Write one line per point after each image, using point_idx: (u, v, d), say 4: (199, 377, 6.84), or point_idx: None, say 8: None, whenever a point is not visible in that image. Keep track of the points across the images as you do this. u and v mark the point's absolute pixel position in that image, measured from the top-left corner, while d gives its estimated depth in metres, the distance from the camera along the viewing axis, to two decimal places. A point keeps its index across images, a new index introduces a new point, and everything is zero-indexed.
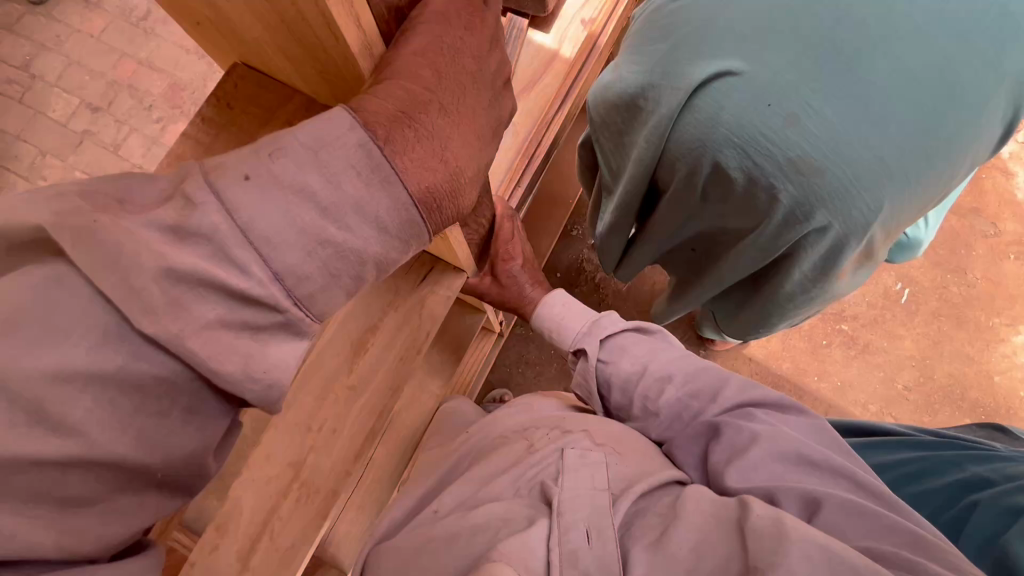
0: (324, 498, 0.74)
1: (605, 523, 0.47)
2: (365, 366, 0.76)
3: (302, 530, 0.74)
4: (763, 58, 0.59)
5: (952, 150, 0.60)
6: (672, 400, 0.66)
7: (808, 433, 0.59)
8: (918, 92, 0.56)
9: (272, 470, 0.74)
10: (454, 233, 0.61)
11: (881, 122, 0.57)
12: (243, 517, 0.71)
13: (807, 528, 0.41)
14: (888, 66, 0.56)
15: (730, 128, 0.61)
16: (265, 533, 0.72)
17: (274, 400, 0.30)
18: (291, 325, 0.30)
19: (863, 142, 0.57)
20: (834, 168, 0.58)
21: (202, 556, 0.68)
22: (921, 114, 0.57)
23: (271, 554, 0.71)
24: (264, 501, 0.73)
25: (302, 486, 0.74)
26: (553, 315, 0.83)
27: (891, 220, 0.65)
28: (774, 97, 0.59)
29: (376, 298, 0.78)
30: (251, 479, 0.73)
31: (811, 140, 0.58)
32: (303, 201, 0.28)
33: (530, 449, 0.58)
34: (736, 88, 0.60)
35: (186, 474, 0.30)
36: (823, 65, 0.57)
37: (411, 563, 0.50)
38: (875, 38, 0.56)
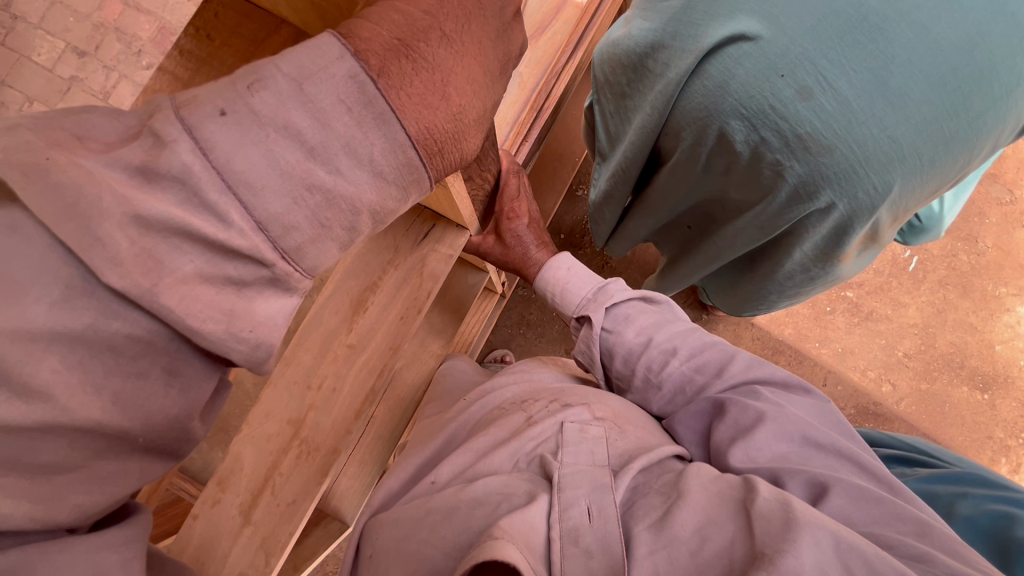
0: (324, 456, 0.72)
1: (606, 501, 0.46)
2: (365, 325, 0.74)
3: (303, 486, 0.72)
4: (781, 22, 0.54)
5: (971, 135, 0.56)
6: (675, 374, 0.64)
7: (812, 412, 0.58)
8: (940, 68, 0.51)
9: (271, 428, 0.73)
10: (456, 188, 0.57)
11: (898, 100, 0.52)
12: (245, 473, 0.72)
13: (816, 517, 0.40)
14: (912, 39, 0.51)
15: (739, 98, 0.57)
16: (267, 490, 0.71)
17: (263, 361, 0.28)
18: (278, 281, 0.27)
19: (876, 120, 0.53)
20: (843, 149, 0.54)
21: (206, 509, 0.71)
22: (943, 93, 0.52)
23: (273, 509, 0.71)
24: (264, 457, 0.72)
25: (302, 443, 0.72)
26: (558, 280, 0.80)
27: (897, 204, 0.61)
28: (788, 67, 0.54)
29: (376, 255, 0.75)
30: (251, 435, 0.73)
31: (821, 116, 0.54)
32: (288, 140, 0.25)
33: (531, 420, 0.57)
34: (748, 54, 0.55)
35: (173, 439, 0.28)
36: (844, 32, 0.52)
37: (411, 527, 0.49)
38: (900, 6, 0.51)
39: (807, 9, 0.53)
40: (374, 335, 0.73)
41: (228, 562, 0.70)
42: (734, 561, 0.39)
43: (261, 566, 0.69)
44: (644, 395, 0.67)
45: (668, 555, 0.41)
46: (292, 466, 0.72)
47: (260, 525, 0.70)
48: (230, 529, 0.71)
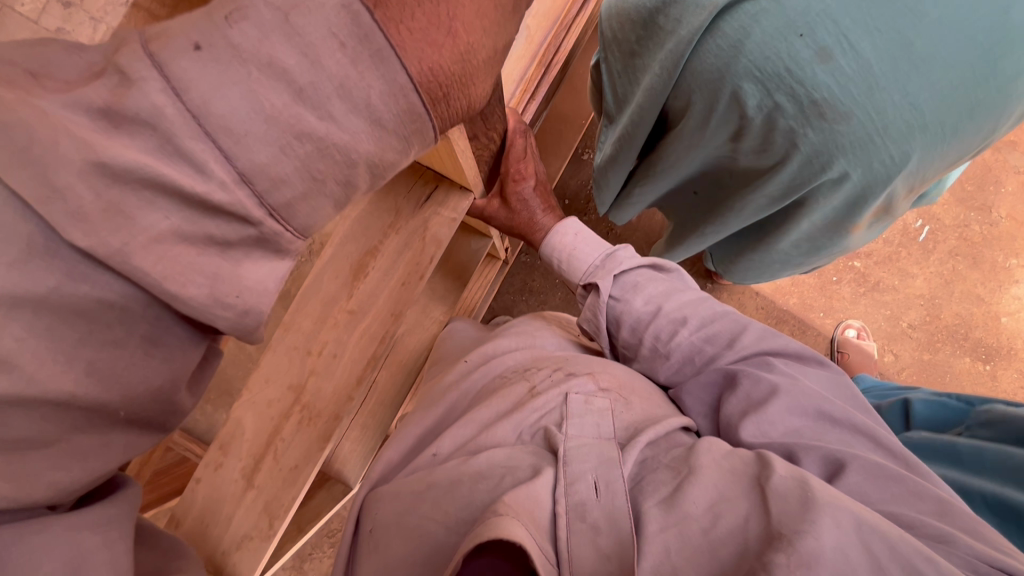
0: (325, 423, 0.70)
1: (614, 475, 0.45)
2: (365, 291, 0.71)
3: (304, 451, 0.71)
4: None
5: (1001, 100, 0.51)
6: (684, 344, 0.62)
7: (826, 385, 0.56)
8: (974, 28, 0.46)
9: (271, 393, 0.71)
10: (459, 147, 0.54)
11: (924, 63, 0.48)
12: (246, 438, 0.71)
13: (833, 496, 0.39)
14: None
15: (754, 58, 0.52)
16: (269, 454, 0.71)
17: (255, 329, 0.25)
18: (267, 242, 0.24)
19: (898, 85, 0.49)
20: (859, 117, 0.51)
21: (209, 473, 0.71)
22: (975, 55, 0.47)
23: (276, 474, 0.70)
24: (265, 423, 0.71)
25: (304, 409, 0.71)
26: (565, 246, 0.77)
27: (914, 174, 0.58)
28: (809, 25, 0.49)
29: (377, 218, 0.72)
30: (251, 401, 0.72)
31: (840, 81, 0.50)
32: (273, 80, 0.22)
33: (534, 391, 0.56)
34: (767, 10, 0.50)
35: (157, 412, 0.26)
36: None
37: (412, 501, 0.47)
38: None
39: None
40: (375, 300, 0.71)
41: (232, 524, 0.70)
42: (749, 541, 0.38)
43: (265, 529, 0.69)
44: (651, 365, 0.65)
45: (680, 532, 0.40)
46: (293, 431, 0.71)
47: (263, 489, 0.70)
48: (234, 492, 0.70)
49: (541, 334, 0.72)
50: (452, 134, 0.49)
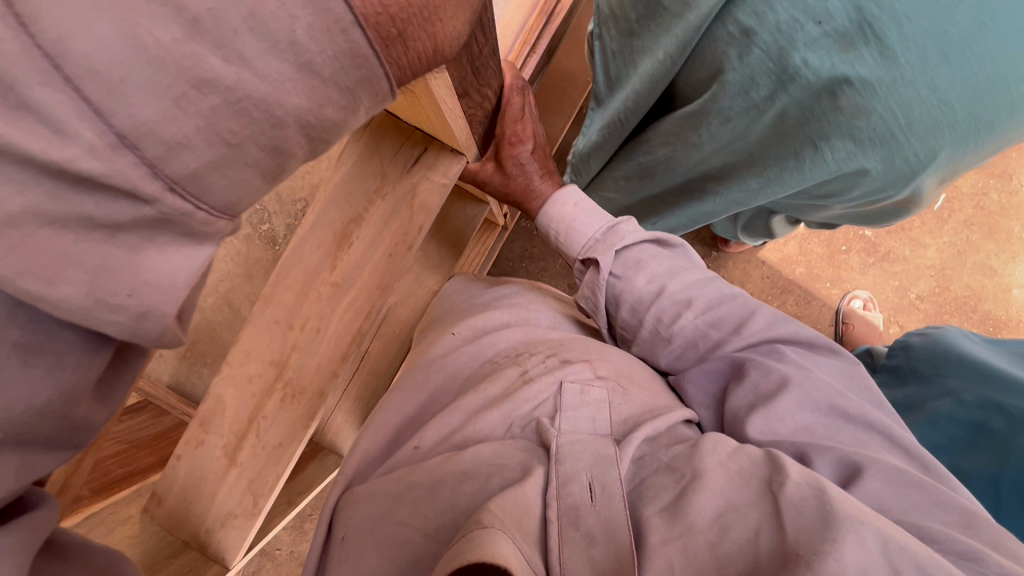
0: (310, 401, 0.64)
1: (610, 476, 0.41)
2: (350, 261, 0.64)
3: (288, 430, 0.64)
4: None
5: None
6: (688, 328, 0.57)
7: (839, 377, 0.52)
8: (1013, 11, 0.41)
9: (254, 368, 0.65)
10: (447, 106, 0.48)
11: (957, 55, 0.42)
12: (226, 415, 0.65)
13: (859, 513, 0.34)
14: None
15: (767, 48, 0.46)
16: (251, 432, 0.65)
17: (158, 335, 0.21)
18: (172, 222, 0.19)
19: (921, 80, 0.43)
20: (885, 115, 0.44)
21: (188, 449, 0.66)
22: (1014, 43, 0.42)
23: (258, 452, 0.64)
24: (246, 401, 0.65)
25: (285, 387, 0.64)
26: (567, 214, 0.71)
27: (939, 174, 0.52)
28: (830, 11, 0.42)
29: (361, 182, 0.65)
30: (231, 376, 0.65)
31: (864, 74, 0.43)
32: (157, 5, 0.16)
33: (526, 377, 0.52)
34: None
35: (53, 424, 0.22)
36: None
37: (389, 504, 0.44)
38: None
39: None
40: (361, 272, 0.64)
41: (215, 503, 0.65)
42: (759, 557, 0.34)
43: (248, 508, 0.63)
44: (651, 349, 0.60)
45: (684, 546, 0.36)
46: (276, 408, 0.64)
47: (245, 467, 0.64)
48: (215, 471, 0.65)
49: (536, 308, 0.67)
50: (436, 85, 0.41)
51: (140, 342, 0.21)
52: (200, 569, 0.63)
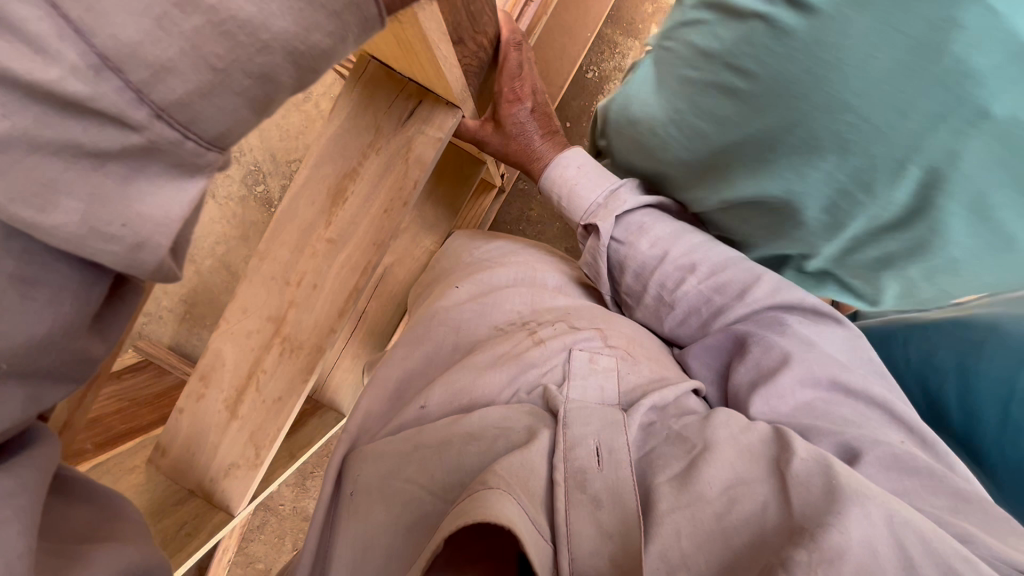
0: (308, 355, 0.62)
1: (618, 441, 0.41)
2: (346, 217, 0.62)
3: (289, 382, 0.62)
4: (844, 151, 0.40)
5: None
6: (691, 293, 0.56)
7: (845, 350, 0.50)
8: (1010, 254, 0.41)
9: (251, 324, 0.63)
10: (443, 54, 0.47)
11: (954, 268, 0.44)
12: (226, 369, 0.63)
13: (856, 487, 0.33)
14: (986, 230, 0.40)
15: (768, 231, 0.51)
16: (252, 385, 0.63)
17: (154, 269, 0.21)
18: (160, 151, 0.19)
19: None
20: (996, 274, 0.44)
21: (190, 404, 0.64)
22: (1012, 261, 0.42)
23: (259, 406, 0.62)
24: (245, 355, 0.63)
25: (284, 341, 0.62)
26: (568, 180, 0.66)
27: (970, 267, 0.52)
28: (938, 226, 0.40)
29: (354, 135, 0.63)
30: (230, 331, 0.64)
31: (976, 259, 0.42)
32: None
33: (536, 340, 0.52)
34: (872, 197, 0.41)
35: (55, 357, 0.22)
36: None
37: (396, 462, 0.44)
38: (1003, 146, 0.35)
39: (851, 138, 0.39)
40: (356, 228, 0.62)
41: (218, 455, 0.63)
42: (765, 531, 0.33)
43: (251, 458, 0.62)
44: (655, 315, 0.59)
45: (691, 515, 0.35)
46: (275, 362, 0.62)
47: (247, 419, 0.62)
48: (218, 423, 0.63)
49: (542, 270, 0.67)
50: (428, 29, 0.41)
51: (138, 276, 0.21)
52: (205, 516, 0.61)
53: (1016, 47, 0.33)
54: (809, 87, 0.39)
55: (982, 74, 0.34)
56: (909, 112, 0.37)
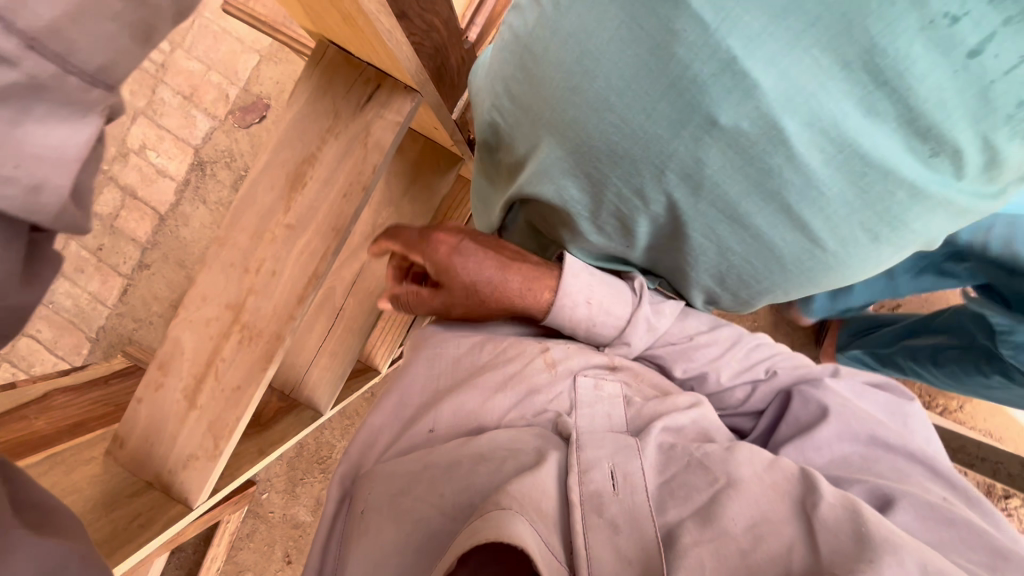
0: (268, 342, 0.61)
1: (632, 467, 0.46)
2: (305, 202, 0.62)
3: (247, 372, 0.61)
4: (613, 154, 0.42)
5: (858, 273, 0.45)
6: (747, 391, 0.59)
7: (882, 409, 0.57)
8: (777, 257, 0.43)
9: (210, 311, 0.62)
10: (385, 27, 0.49)
11: (728, 263, 0.46)
12: (184, 358, 0.62)
13: (895, 536, 0.37)
14: (741, 231, 0.42)
15: (573, 231, 0.53)
16: (210, 374, 0.61)
17: (60, 212, 0.19)
18: (47, 89, 0.17)
19: (860, 245, 0.41)
20: (785, 283, 0.46)
21: (149, 393, 0.62)
22: (788, 267, 0.44)
23: (218, 394, 0.61)
24: (204, 343, 0.61)
25: (243, 329, 0.61)
26: (581, 319, 0.57)
27: None
28: (707, 229, 0.43)
29: (313, 121, 0.62)
30: (188, 319, 0.62)
31: (738, 262, 0.45)
32: None
33: (550, 364, 0.55)
34: (646, 203, 0.44)
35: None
36: (805, 206, 0.39)
37: (408, 481, 0.49)
38: (738, 154, 0.37)
39: (614, 140, 0.41)
40: (315, 214, 0.61)
41: (176, 447, 0.61)
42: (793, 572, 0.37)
43: (211, 449, 0.61)
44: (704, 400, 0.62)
45: (716, 550, 0.39)
46: (235, 349, 0.61)
47: (206, 409, 0.61)
48: (177, 413, 0.61)
49: None
50: None
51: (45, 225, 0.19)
52: (161, 508, 0.60)
53: (727, 57, 0.33)
54: (581, 81, 0.39)
55: (704, 84, 0.35)
56: (652, 114, 0.38)
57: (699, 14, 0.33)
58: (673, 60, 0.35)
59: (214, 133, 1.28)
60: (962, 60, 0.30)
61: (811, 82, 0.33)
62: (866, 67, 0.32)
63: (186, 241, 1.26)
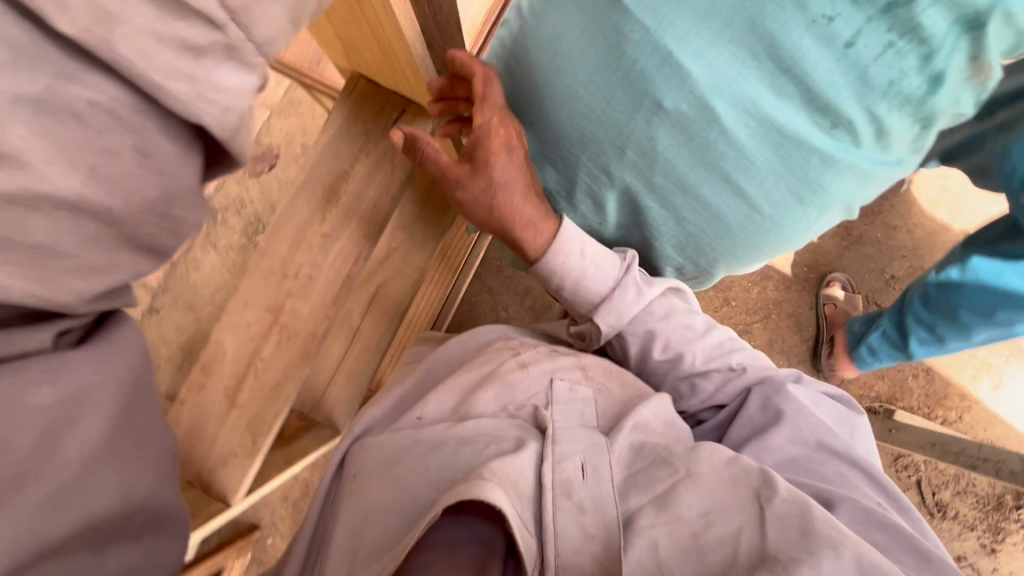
0: (306, 341, 0.63)
1: (601, 461, 0.48)
2: (339, 213, 0.65)
3: (285, 369, 0.63)
4: (585, 136, 0.56)
5: (783, 247, 0.60)
6: (709, 391, 0.63)
7: (836, 417, 0.62)
8: (715, 236, 0.58)
9: (250, 316, 0.63)
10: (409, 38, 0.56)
11: (681, 243, 0.60)
12: (227, 357, 0.63)
13: (836, 526, 0.42)
14: (689, 211, 0.56)
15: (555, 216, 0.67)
16: (250, 372, 0.63)
17: (235, 133, 0.26)
18: (235, 50, 0.24)
19: (789, 205, 0.54)
20: (725, 255, 0.60)
21: (190, 395, 0.64)
22: (729, 246, 0.58)
23: (257, 393, 0.63)
24: (244, 345, 0.63)
25: (280, 331, 0.63)
26: (573, 269, 0.61)
27: None
28: (665, 206, 0.57)
29: (345, 143, 0.67)
30: (228, 324, 0.64)
31: (695, 232, 0.58)
32: None
33: (521, 363, 0.60)
34: (610, 180, 0.58)
35: (91, 223, 0.23)
36: (742, 172, 0.52)
37: (396, 453, 0.53)
38: (681, 130, 0.51)
39: (587, 124, 0.55)
40: (351, 220, 0.65)
41: (217, 445, 0.63)
42: (738, 553, 0.42)
43: (249, 446, 0.63)
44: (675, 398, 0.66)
45: (670, 531, 0.44)
46: (274, 350, 0.63)
47: (246, 408, 0.63)
48: (216, 413, 0.63)
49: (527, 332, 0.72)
50: None
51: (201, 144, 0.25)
52: (203, 504, 0.64)
53: (664, 53, 0.48)
54: (556, 74, 0.54)
55: (649, 70, 0.50)
56: (612, 102, 0.53)
57: (640, 20, 0.48)
58: (623, 55, 0.50)
59: (224, 183, 1.22)
60: (842, 49, 0.44)
61: (732, 70, 0.48)
62: (770, 56, 0.46)
63: (196, 287, 1.21)
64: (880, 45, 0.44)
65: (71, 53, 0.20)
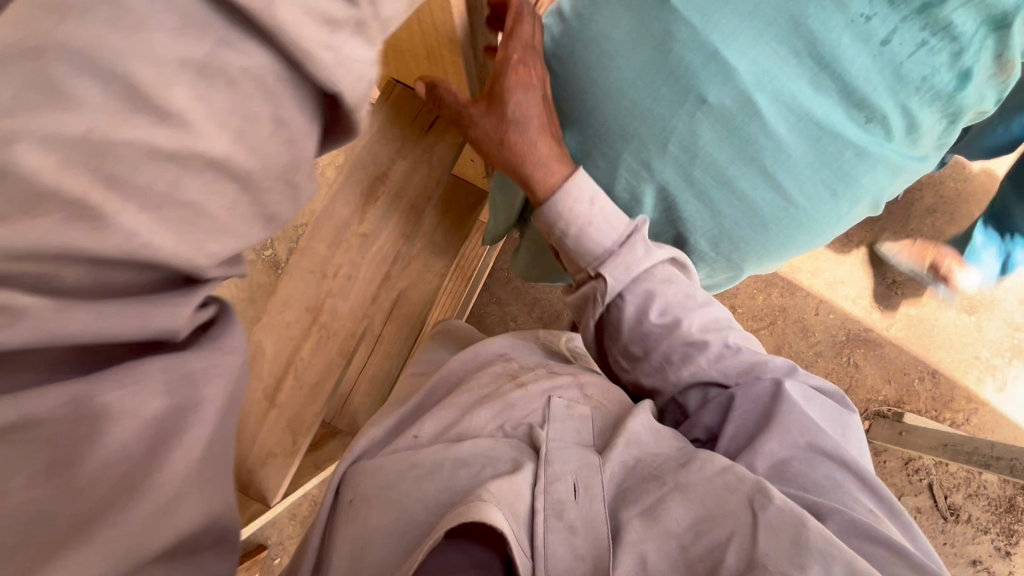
0: (344, 339, 0.70)
1: (593, 480, 0.50)
2: (376, 215, 0.73)
3: (325, 368, 0.69)
4: (627, 132, 0.59)
5: (807, 240, 0.64)
6: (700, 372, 0.61)
7: (829, 414, 0.60)
8: (751, 229, 0.61)
9: (290, 316, 0.68)
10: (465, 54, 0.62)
11: (715, 237, 0.63)
12: (264, 360, 0.66)
13: (828, 538, 0.43)
14: (729, 203, 0.59)
15: None
16: (289, 372, 0.67)
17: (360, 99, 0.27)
18: (363, 26, 0.26)
19: (824, 197, 0.58)
20: (756, 247, 0.63)
21: None
22: (762, 238, 0.62)
23: (296, 391, 0.67)
24: (285, 341, 0.67)
25: (321, 328, 0.68)
26: (579, 215, 0.61)
27: None
28: (704, 200, 0.60)
29: (384, 145, 0.73)
30: (270, 322, 0.67)
31: (730, 225, 0.61)
32: None
33: (517, 382, 0.62)
34: (650, 174, 0.60)
35: (231, 185, 0.24)
36: (780, 165, 0.56)
37: (395, 477, 0.52)
38: (724, 123, 0.55)
39: (630, 122, 0.58)
40: (386, 225, 0.74)
41: (256, 442, 0.67)
42: (727, 561, 0.43)
43: (287, 447, 0.67)
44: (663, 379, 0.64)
45: (660, 545, 0.46)
46: (312, 348, 0.68)
47: (286, 406, 0.67)
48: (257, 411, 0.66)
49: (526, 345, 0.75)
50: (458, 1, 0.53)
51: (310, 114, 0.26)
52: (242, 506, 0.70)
53: (712, 48, 0.53)
54: (602, 72, 0.58)
55: (697, 67, 0.54)
56: (657, 97, 0.56)
57: (690, 19, 0.53)
58: (671, 51, 0.55)
59: None
60: (878, 46, 0.50)
61: (775, 66, 0.53)
62: (811, 52, 0.52)
63: None
64: (914, 42, 0.50)
65: (234, 21, 0.22)
